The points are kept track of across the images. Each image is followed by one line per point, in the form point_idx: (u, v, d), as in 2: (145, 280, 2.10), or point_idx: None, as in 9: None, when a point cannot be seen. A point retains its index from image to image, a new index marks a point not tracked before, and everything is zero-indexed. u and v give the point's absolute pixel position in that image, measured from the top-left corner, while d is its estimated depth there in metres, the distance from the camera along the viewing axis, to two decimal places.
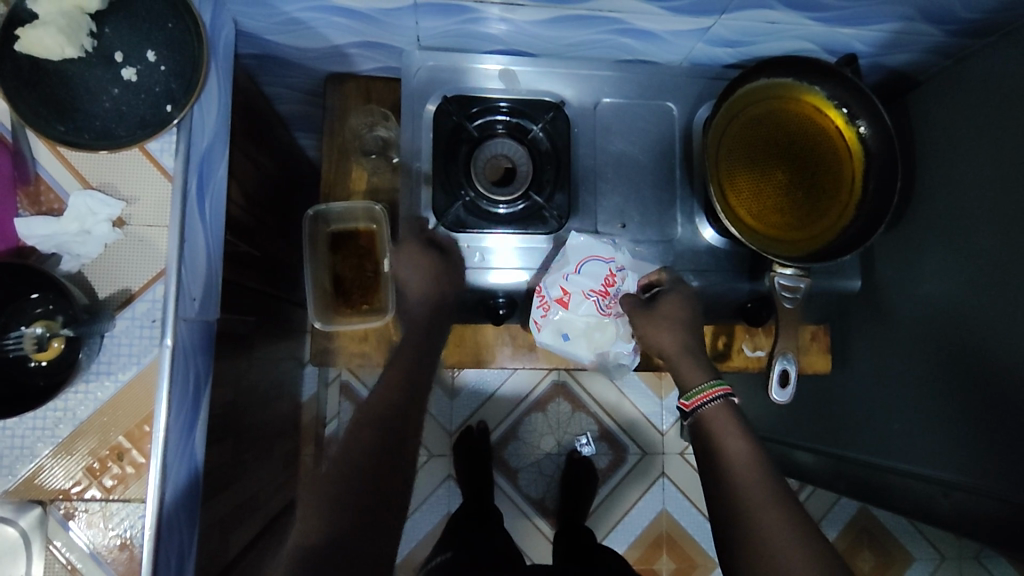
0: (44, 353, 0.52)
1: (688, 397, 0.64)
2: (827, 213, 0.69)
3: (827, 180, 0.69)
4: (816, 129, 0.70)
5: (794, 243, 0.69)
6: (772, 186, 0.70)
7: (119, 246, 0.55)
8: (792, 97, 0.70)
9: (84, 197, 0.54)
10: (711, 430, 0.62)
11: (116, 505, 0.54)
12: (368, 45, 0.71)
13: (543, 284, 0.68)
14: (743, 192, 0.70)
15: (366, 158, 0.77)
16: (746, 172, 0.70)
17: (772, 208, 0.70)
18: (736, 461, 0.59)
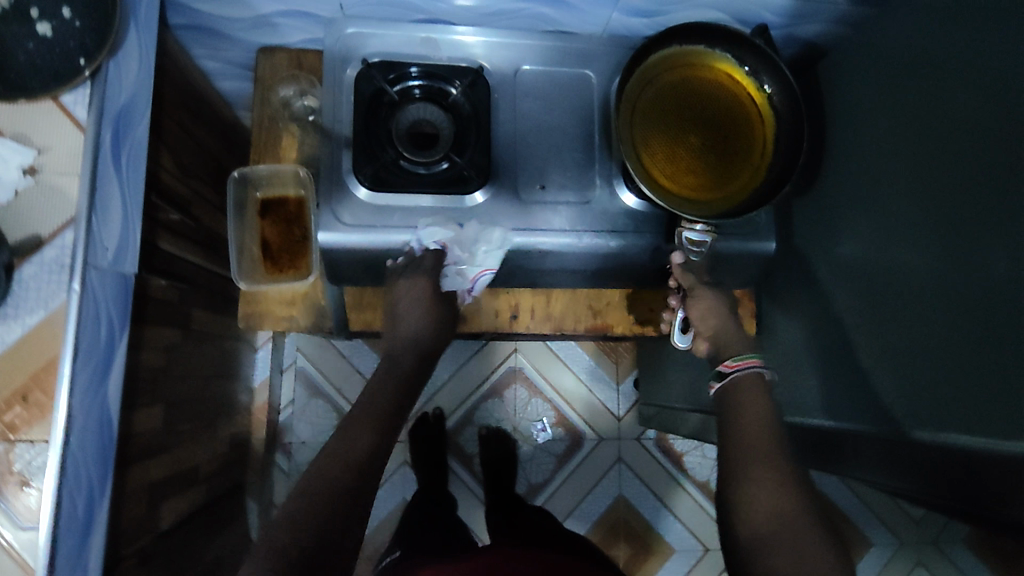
0: None
1: (732, 359, 0.76)
2: (738, 176, 0.72)
3: (740, 143, 0.72)
4: (727, 95, 0.72)
5: (710, 202, 0.72)
6: (685, 149, 0.72)
7: (29, 192, 0.56)
8: (704, 63, 0.72)
9: None
10: (738, 391, 0.74)
11: (21, 448, 0.55)
12: (295, 15, 0.74)
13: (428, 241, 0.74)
14: (659, 154, 0.72)
15: (295, 126, 0.80)
16: (660, 134, 0.72)
17: (688, 170, 0.72)
18: (742, 416, 0.71)
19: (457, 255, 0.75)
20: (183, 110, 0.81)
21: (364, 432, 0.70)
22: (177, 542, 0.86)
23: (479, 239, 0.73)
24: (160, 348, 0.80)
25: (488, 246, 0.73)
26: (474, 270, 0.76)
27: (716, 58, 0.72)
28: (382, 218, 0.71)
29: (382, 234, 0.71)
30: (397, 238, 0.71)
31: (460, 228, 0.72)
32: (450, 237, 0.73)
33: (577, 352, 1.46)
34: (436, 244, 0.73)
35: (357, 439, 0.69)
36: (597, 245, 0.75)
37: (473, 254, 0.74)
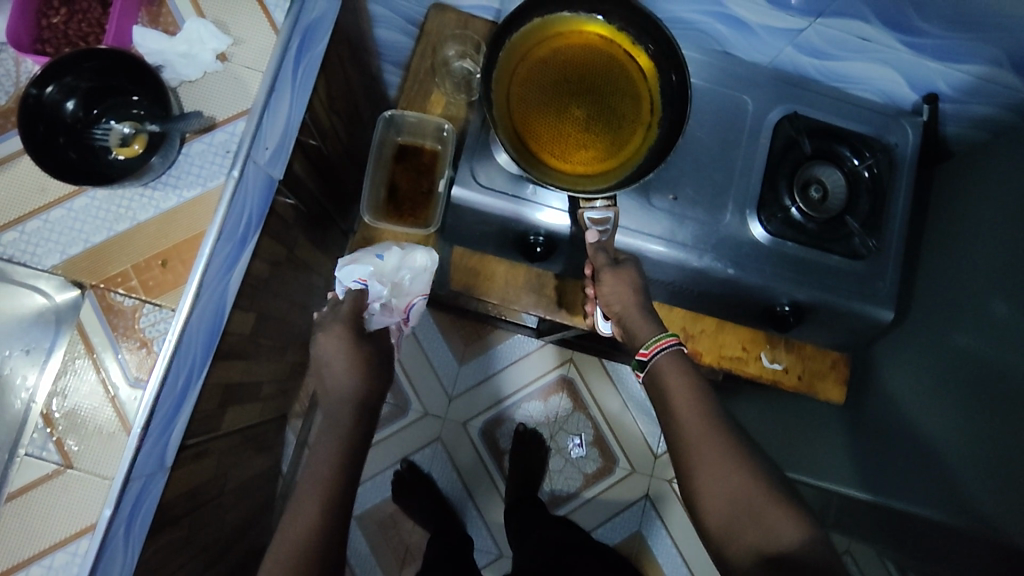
0: (124, 151, 0.56)
1: (644, 346, 0.64)
2: (631, 139, 0.71)
3: (625, 108, 0.71)
4: (604, 56, 0.71)
5: (610, 172, 0.70)
6: (572, 125, 0.71)
7: (217, 77, 0.60)
8: (571, 28, 0.71)
9: (198, 24, 0.59)
10: (664, 378, 0.62)
11: (146, 311, 0.57)
12: None
13: (348, 282, 0.73)
14: (544, 132, 0.70)
15: (450, 83, 0.82)
16: (543, 108, 0.70)
17: (575, 144, 0.70)
18: (694, 437, 0.58)
19: (384, 292, 0.74)
20: (349, 46, 0.84)
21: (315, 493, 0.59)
22: (226, 450, 0.87)
23: (400, 268, 0.75)
24: (268, 262, 0.82)
25: (413, 276, 0.75)
26: (403, 301, 0.76)
27: (582, 23, 0.71)
28: (514, 188, 0.72)
29: (511, 204, 0.72)
30: (521, 210, 0.72)
31: (380, 259, 0.74)
32: (370, 271, 0.73)
33: (631, 380, 1.44)
34: (355, 282, 0.73)
35: (306, 505, 0.58)
36: (552, 224, 0.72)
37: (397, 284, 0.75)
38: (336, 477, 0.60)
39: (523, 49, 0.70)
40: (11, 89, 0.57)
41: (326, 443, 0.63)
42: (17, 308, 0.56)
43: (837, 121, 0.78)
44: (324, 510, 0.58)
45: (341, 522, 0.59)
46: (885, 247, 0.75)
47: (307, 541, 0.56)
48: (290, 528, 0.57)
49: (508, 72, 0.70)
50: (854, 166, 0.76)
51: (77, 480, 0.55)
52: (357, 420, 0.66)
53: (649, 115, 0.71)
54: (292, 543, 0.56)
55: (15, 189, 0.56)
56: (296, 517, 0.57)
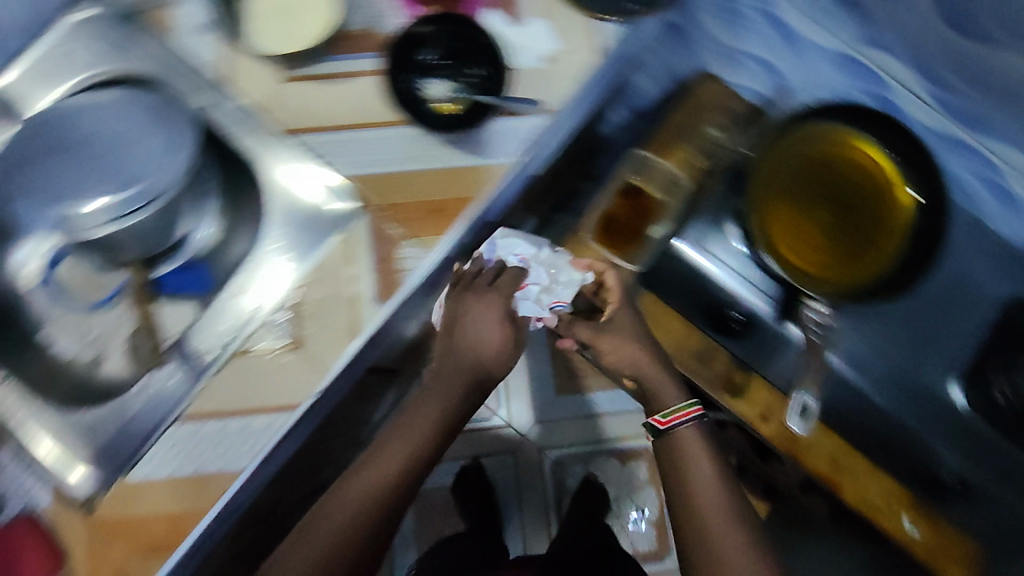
0: (446, 106, 0.64)
1: (665, 414, 0.70)
2: (867, 260, 0.70)
3: (872, 229, 0.71)
4: (863, 175, 0.72)
5: (836, 284, 0.70)
6: (809, 230, 0.73)
7: (533, 73, 0.65)
8: (838, 141, 0.73)
9: (538, 27, 0.66)
10: (684, 445, 0.69)
11: (408, 246, 0.62)
12: (766, 63, 0.84)
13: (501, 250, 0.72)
14: (780, 227, 0.73)
15: (700, 145, 0.82)
16: (790, 196, 0.73)
17: (809, 248, 0.72)
18: (705, 502, 0.66)
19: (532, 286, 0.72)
20: None
21: (403, 444, 0.66)
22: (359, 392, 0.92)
23: (561, 266, 0.73)
24: None
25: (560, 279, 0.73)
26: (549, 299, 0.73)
27: (852, 139, 0.72)
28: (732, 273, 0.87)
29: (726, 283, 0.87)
30: (734, 289, 0.87)
31: (543, 251, 0.73)
32: (531, 254, 0.73)
33: None
34: (516, 258, 0.72)
35: (395, 449, 0.66)
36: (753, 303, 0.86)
37: (553, 281, 0.72)
38: (429, 431, 0.67)
39: (789, 141, 0.74)
40: (368, 18, 0.66)
41: (424, 405, 0.68)
42: (294, 178, 0.65)
43: None
44: (400, 471, 0.65)
45: (414, 478, 0.67)
46: None
47: (377, 490, 0.64)
48: (372, 469, 0.65)
49: (764, 164, 0.74)
50: None
51: (294, 364, 0.59)
52: (467, 387, 0.69)
53: (895, 242, 0.70)
54: (369, 484, 0.64)
55: (344, 102, 0.64)
56: (382, 460, 0.65)
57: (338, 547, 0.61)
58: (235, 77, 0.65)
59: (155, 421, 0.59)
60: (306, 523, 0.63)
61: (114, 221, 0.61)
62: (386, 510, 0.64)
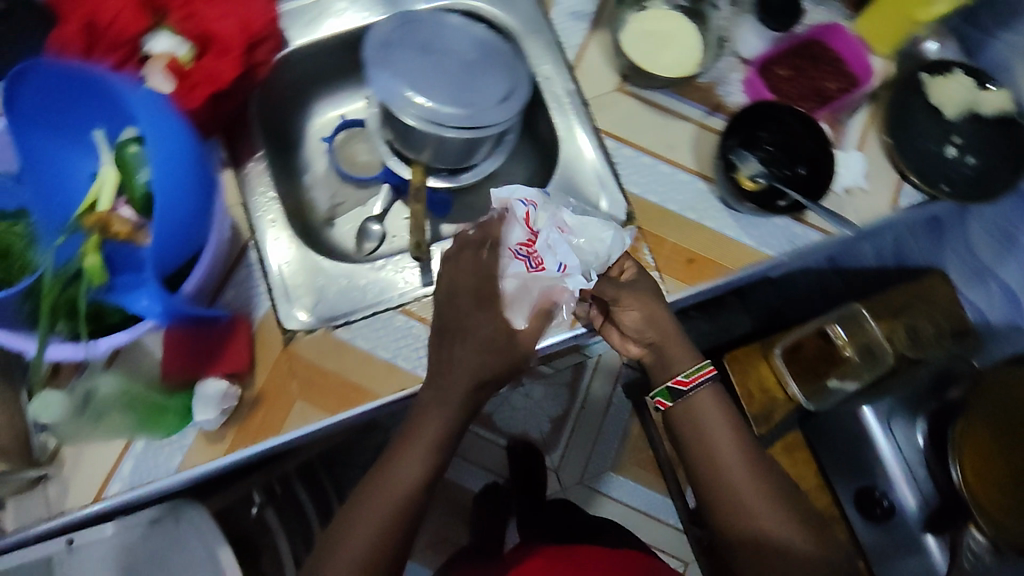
0: (747, 181, 0.66)
1: (684, 373, 0.59)
2: None
3: None
4: None
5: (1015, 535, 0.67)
6: (1009, 467, 0.69)
7: (831, 195, 0.69)
8: None
9: (853, 159, 0.70)
10: (698, 414, 0.59)
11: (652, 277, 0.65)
12: (1010, 294, 0.85)
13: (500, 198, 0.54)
14: (981, 451, 0.70)
15: (911, 328, 0.83)
16: (988, 425, 0.70)
17: (1004, 481, 0.68)
18: (727, 460, 0.58)
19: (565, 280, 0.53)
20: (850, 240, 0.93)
21: (409, 455, 0.54)
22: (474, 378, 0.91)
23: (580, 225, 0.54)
24: None
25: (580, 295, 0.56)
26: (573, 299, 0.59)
27: None
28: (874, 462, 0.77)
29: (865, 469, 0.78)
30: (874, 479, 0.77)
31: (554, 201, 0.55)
32: (536, 195, 0.54)
33: None
34: (520, 202, 0.53)
35: (403, 459, 0.54)
36: (902, 496, 0.76)
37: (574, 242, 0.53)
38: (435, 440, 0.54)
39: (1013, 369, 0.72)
40: (715, 77, 0.71)
41: (453, 348, 0.55)
42: (588, 153, 0.69)
43: None
44: (444, 433, 0.55)
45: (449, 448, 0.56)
46: None
47: (400, 509, 0.53)
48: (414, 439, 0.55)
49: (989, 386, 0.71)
50: None
51: None
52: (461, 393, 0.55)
53: None
54: (415, 472, 0.54)
55: (660, 133, 0.69)
56: (416, 437, 0.55)
57: (386, 546, 0.52)
58: (582, 66, 0.72)
59: (374, 302, 0.62)
60: (346, 521, 0.53)
61: (422, 120, 0.66)
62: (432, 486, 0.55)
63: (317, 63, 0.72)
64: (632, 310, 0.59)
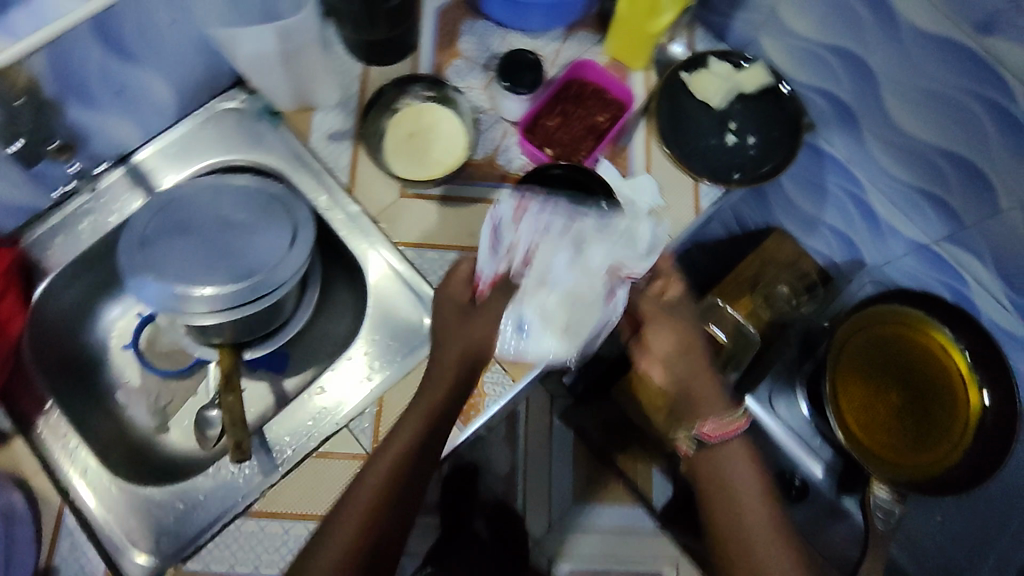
0: None
1: (710, 427, 0.57)
2: (939, 446, 0.71)
3: (940, 419, 0.72)
4: (935, 364, 0.74)
5: (912, 466, 0.71)
6: (885, 404, 0.74)
7: None
8: (922, 327, 0.75)
9: (646, 181, 0.70)
10: (727, 462, 0.57)
11: (493, 369, 0.61)
12: (841, 236, 0.86)
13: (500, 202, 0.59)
14: (855, 399, 0.74)
15: (766, 296, 0.83)
16: (873, 355, 0.76)
17: (882, 422, 0.73)
18: (751, 519, 0.54)
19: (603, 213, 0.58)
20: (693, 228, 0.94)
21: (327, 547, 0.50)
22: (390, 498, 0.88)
23: None
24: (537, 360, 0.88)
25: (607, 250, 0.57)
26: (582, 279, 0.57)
27: (935, 328, 0.75)
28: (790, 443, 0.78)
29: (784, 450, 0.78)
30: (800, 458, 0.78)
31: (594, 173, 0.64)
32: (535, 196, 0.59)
33: None
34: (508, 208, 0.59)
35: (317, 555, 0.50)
36: (811, 470, 0.77)
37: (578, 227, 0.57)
38: (372, 518, 0.51)
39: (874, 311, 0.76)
40: (491, 148, 0.70)
41: (444, 368, 0.57)
42: (395, 270, 0.66)
43: None
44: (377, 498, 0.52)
45: (387, 542, 0.51)
46: None
47: None
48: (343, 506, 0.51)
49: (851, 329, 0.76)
50: None
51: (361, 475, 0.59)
52: (400, 464, 0.53)
53: (962, 438, 0.71)
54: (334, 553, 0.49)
55: (456, 223, 0.67)
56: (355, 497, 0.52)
57: None
58: (356, 179, 0.68)
59: (218, 514, 0.58)
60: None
61: (217, 309, 0.62)
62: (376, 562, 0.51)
63: (88, 278, 0.67)
64: (663, 340, 0.59)
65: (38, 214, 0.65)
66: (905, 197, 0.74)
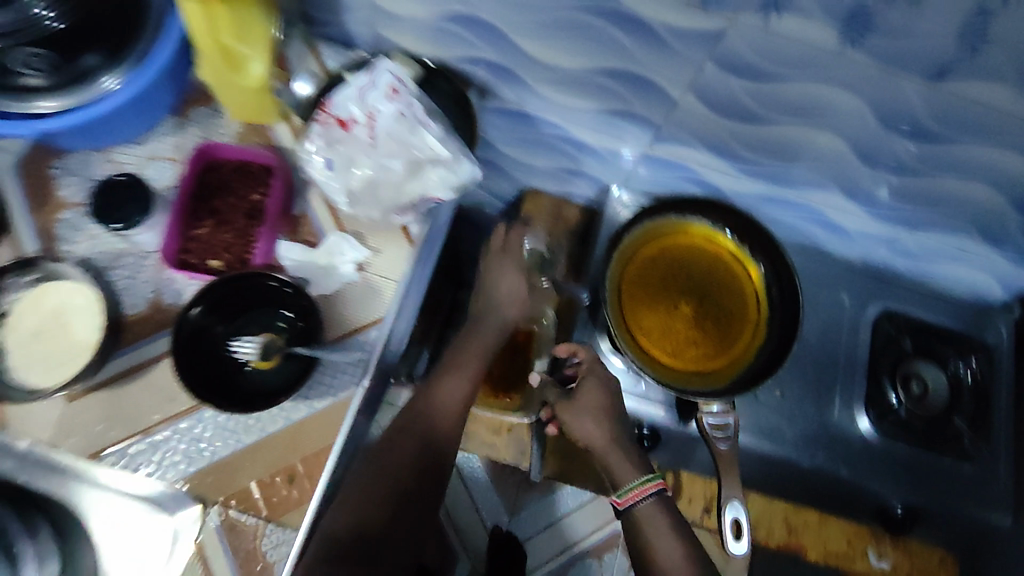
0: (264, 362, 0.55)
1: (620, 493, 0.63)
2: (740, 331, 0.72)
3: (733, 307, 0.72)
4: (707, 256, 0.73)
5: (720, 369, 0.71)
6: (678, 320, 0.72)
7: (354, 288, 0.60)
8: (679, 230, 0.74)
9: (339, 238, 0.60)
10: (646, 524, 0.61)
11: (269, 533, 0.53)
12: (581, 175, 0.82)
13: (344, 96, 0.58)
14: (653, 332, 0.71)
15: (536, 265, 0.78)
16: (653, 277, 0.73)
17: (685, 340, 0.71)
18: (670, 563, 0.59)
19: (419, 109, 0.58)
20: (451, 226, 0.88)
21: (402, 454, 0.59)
22: None
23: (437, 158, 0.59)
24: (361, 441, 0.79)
25: (417, 161, 0.59)
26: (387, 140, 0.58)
27: (690, 224, 0.74)
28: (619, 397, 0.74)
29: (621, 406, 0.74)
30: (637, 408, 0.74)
31: (412, 105, 0.58)
32: (398, 87, 0.58)
33: None
34: (392, 82, 0.58)
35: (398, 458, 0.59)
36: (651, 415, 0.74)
37: (414, 124, 0.58)
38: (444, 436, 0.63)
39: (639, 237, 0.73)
40: (150, 292, 0.58)
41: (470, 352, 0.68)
42: (118, 484, 0.55)
43: (932, 318, 0.81)
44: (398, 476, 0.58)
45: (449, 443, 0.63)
46: (994, 451, 0.77)
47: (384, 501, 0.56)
48: (365, 512, 0.55)
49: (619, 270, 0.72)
50: (958, 369, 0.78)
51: None
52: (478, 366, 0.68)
53: (758, 316, 0.72)
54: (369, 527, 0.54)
55: (147, 399, 0.55)
56: (384, 455, 0.58)
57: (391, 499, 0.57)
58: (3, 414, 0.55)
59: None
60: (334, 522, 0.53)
61: None
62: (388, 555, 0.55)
63: None
64: (583, 419, 0.66)
65: None
66: (603, 120, 0.70)
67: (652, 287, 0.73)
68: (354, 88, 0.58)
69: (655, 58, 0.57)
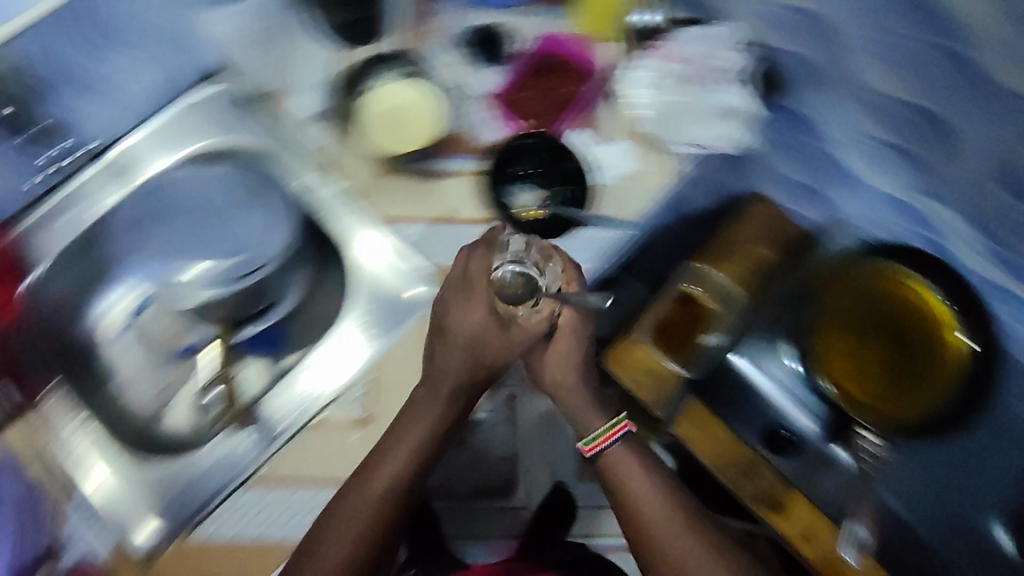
0: (532, 213, 0.69)
1: (588, 441, 0.68)
2: (923, 391, 0.73)
3: (926, 368, 0.73)
4: (917, 312, 0.74)
5: (885, 410, 0.75)
6: (864, 355, 0.76)
7: (615, 189, 0.72)
8: (896, 280, 0.74)
9: (623, 148, 0.72)
10: (617, 471, 0.68)
11: (484, 337, 0.66)
12: None
13: (686, 38, 0.71)
14: (834, 353, 0.77)
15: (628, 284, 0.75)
16: (854, 310, 0.76)
17: (863, 373, 0.76)
18: (649, 508, 0.67)
19: (732, 63, 0.71)
20: None
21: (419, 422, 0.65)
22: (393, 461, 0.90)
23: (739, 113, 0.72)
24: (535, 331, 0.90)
25: (720, 109, 0.72)
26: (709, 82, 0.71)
27: (911, 277, 0.74)
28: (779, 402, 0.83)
29: (778, 410, 0.83)
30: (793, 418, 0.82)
31: (736, 65, 0.72)
32: (730, 47, 0.72)
33: None
34: (729, 43, 0.72)
35: (422, 413, 0.65)
36: (801, 424, 0.82)
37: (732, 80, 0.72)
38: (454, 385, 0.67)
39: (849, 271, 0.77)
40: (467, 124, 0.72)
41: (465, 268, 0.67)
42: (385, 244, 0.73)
43: None
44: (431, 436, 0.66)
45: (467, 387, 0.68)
46: None
47: (385, 500, 0.64)
48: (369, 499, 0.64)
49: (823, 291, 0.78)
50: None
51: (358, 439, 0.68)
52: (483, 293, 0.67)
53: (946, 386, 0.73)
54: (399, 465, 0.64)
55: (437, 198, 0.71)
56: (407, 426, 0.65)
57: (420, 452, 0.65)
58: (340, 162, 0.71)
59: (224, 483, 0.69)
60: (367, 461, 0.65)
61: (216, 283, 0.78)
62: (405, 492, 0.65)
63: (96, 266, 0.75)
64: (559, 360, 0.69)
65: (25, 205, 0.72)
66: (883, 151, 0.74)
67: (849, 318, 0.77)
68: (684, 35, 0.72)
69: (978, 101, 0.62)
